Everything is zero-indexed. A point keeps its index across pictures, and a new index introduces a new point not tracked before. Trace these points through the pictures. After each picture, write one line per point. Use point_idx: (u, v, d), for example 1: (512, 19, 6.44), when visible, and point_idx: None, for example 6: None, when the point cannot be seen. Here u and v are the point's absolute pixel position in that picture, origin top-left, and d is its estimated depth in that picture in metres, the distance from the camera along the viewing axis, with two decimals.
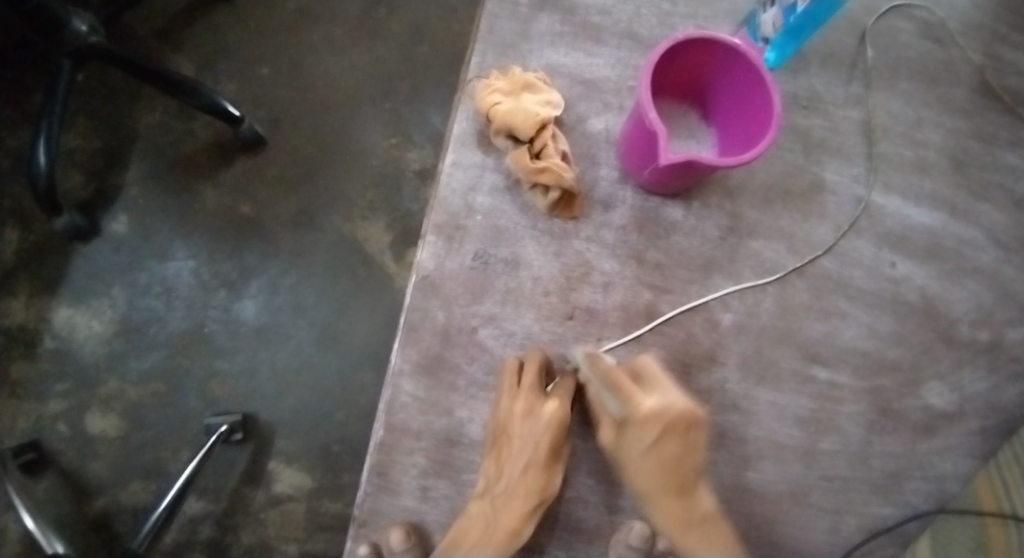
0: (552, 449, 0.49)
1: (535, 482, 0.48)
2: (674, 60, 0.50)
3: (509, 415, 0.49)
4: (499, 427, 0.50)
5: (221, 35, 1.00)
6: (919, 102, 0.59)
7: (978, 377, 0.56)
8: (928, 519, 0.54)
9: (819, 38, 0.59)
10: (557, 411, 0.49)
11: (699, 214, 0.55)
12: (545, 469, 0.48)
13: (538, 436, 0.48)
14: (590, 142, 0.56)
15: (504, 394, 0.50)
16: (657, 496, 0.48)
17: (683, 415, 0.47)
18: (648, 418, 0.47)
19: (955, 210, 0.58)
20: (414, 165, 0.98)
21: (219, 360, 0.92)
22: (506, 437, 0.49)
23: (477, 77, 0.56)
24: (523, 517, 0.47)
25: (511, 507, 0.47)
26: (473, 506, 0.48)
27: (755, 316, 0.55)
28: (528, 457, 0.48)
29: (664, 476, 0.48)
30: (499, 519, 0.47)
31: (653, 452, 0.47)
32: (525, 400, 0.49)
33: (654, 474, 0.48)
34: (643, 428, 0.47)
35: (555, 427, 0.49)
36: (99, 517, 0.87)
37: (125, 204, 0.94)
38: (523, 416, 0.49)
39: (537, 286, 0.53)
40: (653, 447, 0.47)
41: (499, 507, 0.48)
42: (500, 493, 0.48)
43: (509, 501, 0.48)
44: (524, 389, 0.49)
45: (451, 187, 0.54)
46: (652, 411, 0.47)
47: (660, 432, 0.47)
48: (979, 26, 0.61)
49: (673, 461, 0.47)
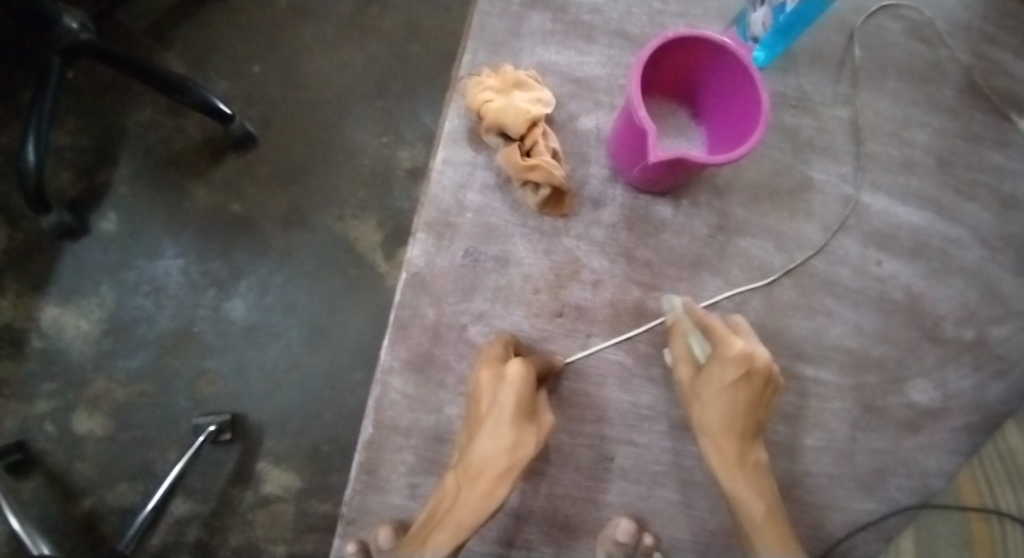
0: (519, 408, 0.46)
1: (503, 441, 0.45)
2: (664, 59, 0.50)
3: (477, 386, 0.49)
4: (473, 401, 0.49)
5: (212, 33, 0.99)
6: (906, 102, 0.60)
7: (964, 375, 0.57)
8: (911, 514, 0.55)
9: (807, 38, 0.60)
10: (518, 368, 0.46)
11: (688, 212, 0.56)
12: (513, 430, 0.45)
13: (502, 395, 0.46)
14: (581, 140, 0.56)
15: (476, 368, 0.50)
16: (714, 437, 0.49)
17: (764, 368, 0.48)
18: (736, 357, 0.47)
19: (941, 208, 0.58)
20: (406, 164, 0.98)
21: (208, 359, 0.91)
22: (476, 410, 0.49)
23: (468, 74, 0.56)
24: (494, 478, 0.44)
25: (479, 469, 0.45)
26: (449, 477, 0.47)
27: (743, 313, 0.55)
28: (495, 417, 0.46)
29: (734, 419, 0.48)
30: (471, 484, 0.44)
31: (730, 392, 0.48)
32: (491, 368, 0.49)
33: (726, 414, 0.48)
34: (725, 367, 0.48)
35: (515, 383, 0.46)
36: (86, 518, 0.87)
37: (114, 202, 0.94)
38: (488, 382, 0.48)
39: (527, 283, 0.53)
40: (731, 386, 0.48)
41: (470, 474, 0.45)
42: (472, 459, 0.46)
43: (480, 467, 0.45)
44: (487, 358, 0.49)
45: (442, 183, 0.54)
46: (739, 351, 0.47)
47: (740, 373, 0.47)
48: (967, 27, 0.62)
49: (743, 406, 0.48)
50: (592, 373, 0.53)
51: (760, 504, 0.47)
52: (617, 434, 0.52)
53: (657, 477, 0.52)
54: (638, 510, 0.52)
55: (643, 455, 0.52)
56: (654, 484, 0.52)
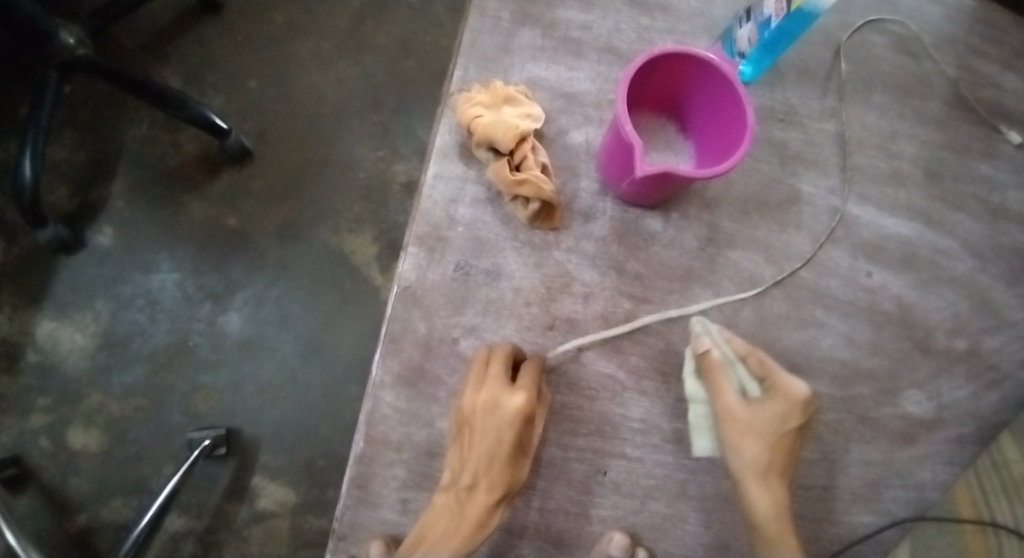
0: (518, 441, 0.48)
1: (498, 474, 0.48)
2: (651, 75, 0.51)
3: (470, 409, 0.49)
4: (462, 421, 0.49)
5: (208, 48, 1.00)
6: (894, 115, 0.60)
7: (957, 385, 0.57)
8: (908, 526, 0.54)
9: (794, 52, 0.61)
10: (523, 401, 0.48)
11: (678, 225, 0.56)
12: (509, 461, 0.48)
13: (503, 427, 0.48)
14: (571, 154, 0.56)
15: (471, 385, 0.49)
16: (760, 476, 0.49)
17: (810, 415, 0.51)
18: (801, 402, 0.50)
19: (930, 220, 0.59)
20: (401, 177, 0.98)
21: (203, 374, 0.91)
22: (468, 432, 0.49)
23: (459, 90, 0.57)
24: (487, 508, 0.47)
25: (475, 499, 0.47)
26: (439, 499, 0.48)
27: (734, 325, 0.56)
28: (492, 448, 0.47)
29: (780, 463, 0.50)
30: (465, 509, 0.47)
31: (785, 434, 0.50)
32: (489, 391, 0.48)
33: (775, 453, 0.50)
34: (785, 408, 0.50)
35: (515, 420, 0.47)
36: (80, 534, 0.86)
37: (110, 217, 0.94)
38: (487, 408, 0.48)
39: (518, 296, 0.53)
40: (788, 430, 0.50)
41: (465, 498, 0.47)
42: (465, 482, 0.48)
43: (475, 493, 0.47)
44: (486, 380, 0.49)
45: (433, 198, 0.54)
46: (804, 398, 0.50)
47: (802, 418, 0.50)
48: (952, 40, 0.63)
49: (788, 450, 0.51)
50: (584, 386, 0.53)
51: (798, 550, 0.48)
52: (611, 447, 0.52)
53: (649, 490, 0.52)
54: (631, 524, 0.52)
55: (636, 468, 0.52)
56: (647, 498, 0.52)
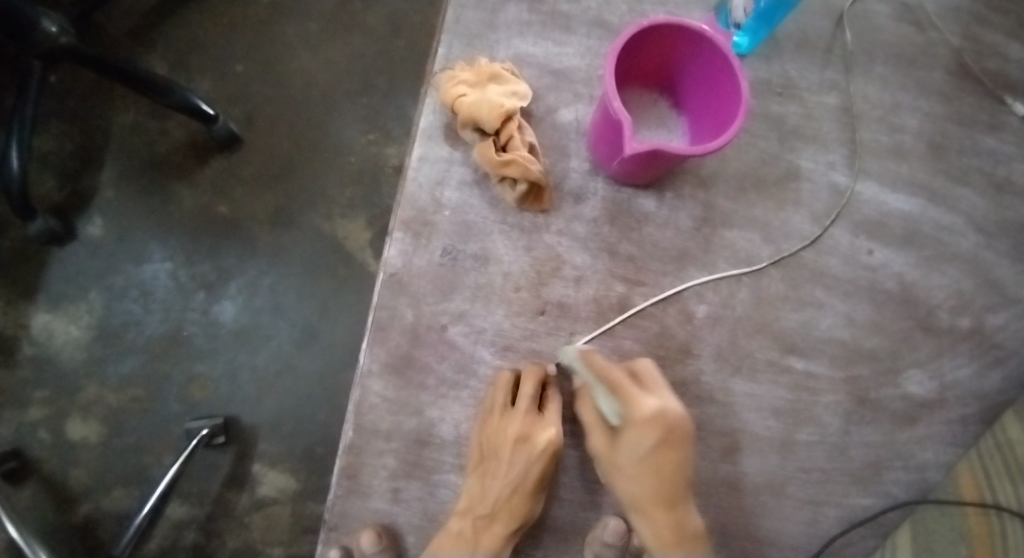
0: (543, 475, 0.49)
1: (518, 508, 0.49)
2: (641, 48, 0.49)
3: (499, 438, 0.49)
4: (486, 447, 0.50)
5: (194, 33, 0.98)
6: (896, 87, 0.58)
7: (960, 364, 0.56)
8: (909, 509, 0.54)
9: (792, 23, 0.58)
10: (553, 439, 0.49)
11: (672, 204, 0.54)
12: (531, 494, 0.49)
13: (530, 463, 0.49)
14: (560, 133, 0.55)
15: (498, 414, 0.49)
16: (637, 507, 0.49)
17: (676, 425, 0.48)
18: (649, 420, 0.47)
19: (933, 195, 0.57)
20: (394, 161, 0.97)
21: (199, 363, 0.91)
22: (495, 458, 0.50)
23: (442, 69, 0.55)
24: (503, 539, 0.49)
25: (492, 528, 0.49)
26: (454, 524, 0.48)
27: (731, 307, 0.54)
28: (517, 483, 0.49)
29: (659, 488, 0.48)
30: (481, 539, 0.48)
31: (651, 458, 0.48)
32: (519, 426, 0.49)
33: (643, 481, 0.48)
34: (641, 431, 0.48)
35: (547, 456, 0.49)
36: (83, 524, 0.86)
37: (100, 207, 0.93)
38: (515, 444, 0.49)
39: (508, 281, 0.52)
40: (651, 452, 0.48)
41: (482, 526, 0.49)
42: (483, 511, 0.49)
43: (492, 523, 0.49)
44: (519, 411, 0.49)
45: (418, 181, 0.53)
46: (651, 415, 0.47)
47: (657, 436, 0.47)
48: (957, 8, 0.60)
49: (667, 470, 0.48)
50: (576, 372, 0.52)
51: None
52: None
53: None
54: None
55: None
56: None
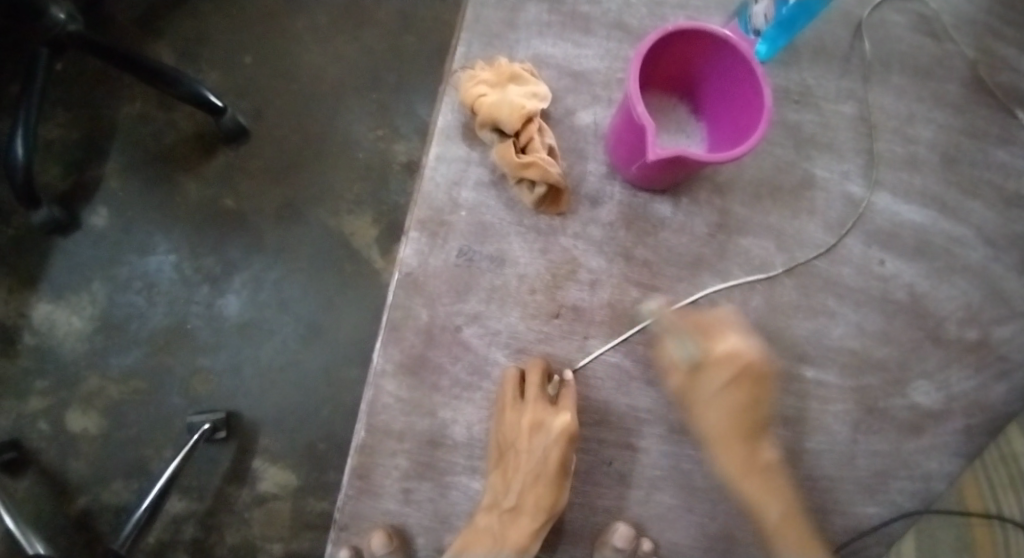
0: (562, 463, 0.49)
1: (542, 500, 0.48)
2: (663, 54, 0.49)
3: (514, 429, 0.49)
4: (504, 441, 0.50)
5: (205, 23, 0.98)
6: (911, 98, 0.58)
7: (967, 376, 0.56)
8: (913, 518, 0.54)
9: (810, 31, 0.58)
10: (565, 423, 0.48)
11: (688, 210, 0.54)
12: (554, 485, 0.48)
13: (546, 450, 0.49)
14: (578, 135, 0.54)
15: (509, 408, 0.50)
16: (718, 441, 0.49)
17: (751, 363, 0.49)
18: (723, 358, 0.49)
19: (945, 207, 0.57)
20: (401, 158, 0.96)
21: (201, 357, 0.90)
22: (514, 451, 0.50)
23: (461, 68, 0.55)
24: (530, 532, 0.48)
25: (518, 522, 0.48)
26: (480, 520, 0.48)
27: (744, 313, 0.54)
28: (537, 471, 0.48)
29: (734, 421, 0.49)
30: (506, 533, 0.48)
31: (725, 394, 0.49)
32: (530, 415, 0.49)
33: (724, 417, 0.49)
34: (716, 370, 0.49)
35: (563, 441, 0.48)
36: (81, 517, 0.86)
37: (104, 198, 0.92)
38: (529, 432, 0.49)
39: (523, 283, 0.52)
40: (725, 388, 0.49)
41: (507, 521, 0.48)
42: (508, 503, 0.49)
43: (517, 517, 0.48)
44: (528, 402, 0.49)
45: (435, 181, 0.52)
46: (726, 351, 0.49)
47: (731, 373, 0.49)
48: (973, 21, 0.60)
49: (742, 407, 0.49)
50: (590, 377, 0.52)
51: (774, 509, 0.49)
52: (616, 437, 0.51)
53: (655, 481, 0.51)
54: (637, 515, 0.51)
55: (644, 459, 0.51)
56: (652, 488, 0.51)
